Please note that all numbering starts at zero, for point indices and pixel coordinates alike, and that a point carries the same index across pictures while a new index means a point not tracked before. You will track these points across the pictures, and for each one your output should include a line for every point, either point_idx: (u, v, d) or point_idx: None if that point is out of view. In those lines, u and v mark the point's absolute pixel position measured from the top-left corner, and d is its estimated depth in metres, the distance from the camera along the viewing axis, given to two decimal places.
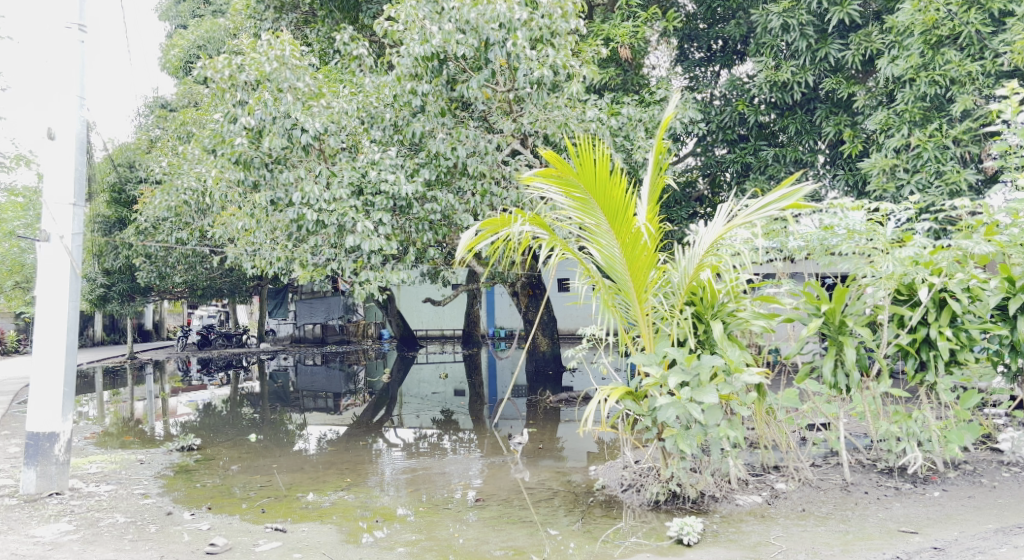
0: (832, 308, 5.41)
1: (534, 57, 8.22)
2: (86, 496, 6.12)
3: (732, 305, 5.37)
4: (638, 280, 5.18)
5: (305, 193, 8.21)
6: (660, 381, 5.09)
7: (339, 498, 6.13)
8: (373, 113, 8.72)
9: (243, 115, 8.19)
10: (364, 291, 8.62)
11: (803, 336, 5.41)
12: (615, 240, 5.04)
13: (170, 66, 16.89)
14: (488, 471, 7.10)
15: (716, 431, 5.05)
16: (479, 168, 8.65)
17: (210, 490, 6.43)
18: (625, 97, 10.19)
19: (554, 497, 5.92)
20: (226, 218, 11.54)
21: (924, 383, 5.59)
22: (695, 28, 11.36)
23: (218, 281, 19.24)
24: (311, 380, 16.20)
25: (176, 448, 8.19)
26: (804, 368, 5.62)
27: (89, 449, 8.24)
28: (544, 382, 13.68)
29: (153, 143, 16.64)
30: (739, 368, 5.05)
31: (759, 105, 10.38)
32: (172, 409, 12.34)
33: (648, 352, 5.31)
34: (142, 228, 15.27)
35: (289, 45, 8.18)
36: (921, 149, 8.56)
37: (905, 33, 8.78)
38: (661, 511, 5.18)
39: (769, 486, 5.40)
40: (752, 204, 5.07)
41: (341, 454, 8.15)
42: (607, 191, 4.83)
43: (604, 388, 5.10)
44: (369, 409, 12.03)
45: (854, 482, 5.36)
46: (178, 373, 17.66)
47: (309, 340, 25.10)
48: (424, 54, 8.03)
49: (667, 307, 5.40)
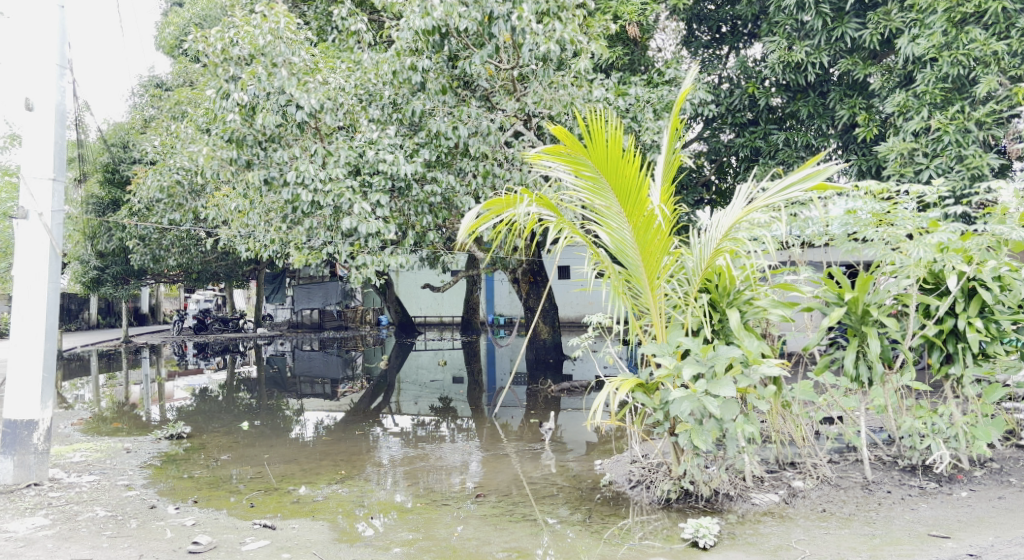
0: (857, 296, 5.07)
1: (541, 31, 7.73)
2: (66, 487, 5.83)
3: (751, 293, 5.06)
4: (649, 265, 4.89)
5: (300, 172, 7.89)
6: (673, 372, 4.76)
7: (332, 492, 5.84)
8: (371, 90, 8.35)
9: (236, 90, 7.90)
10: (361, 276, 8.32)
11: (824, 326, 5.09)
12: (627, 222, 4.73)
13: (165, 44, 16.48)
14: (487, 463, 6.80)
15: (732, 427, 4.73)
16: (480, 149, 8.28)
17: (198, 481, 6.14)
18: (633, 78, 9.93)
19: (558, 493, 5.62)
20: (220, 199, 11.22)
21: (950, 377, 5.27)
22: (703, 8, 11.06)
23: (214, 264, 18.95)
24: (308, 365, 15.93)
25: (165, 436, 7.90)
26: (823, 360, 5.30)
27: (75, 436, 7.95)
28: (545, 370, 13.42)
29: (148, 123, 16.30)
30: (757, 359, 4.73)
31: (769, 87, 10.11)
32: (167, 393, 12.12)
33: (660, 342, 5.00)
34: (137, 210, 14.94)
35: (284, 17, 7.74)
36: (942, 132, 8.24)
37: (927, 11, 8.44)
38: (673, 510, 4.90)
39: (786, 484, 5.12)
40: (772, 185, 4.74)
41: (337, 443, 7.87)
42: (619, 169, 4.54)
43: (615, 380, 4.78)
44: (367, 396, 11.74)
45: (875, 481, 5.08)
46: (174, 357, 17.39)
47: (307, 326, 24.55)
48: (425, 28, 7.62)
49: (681, 294, 5.11)
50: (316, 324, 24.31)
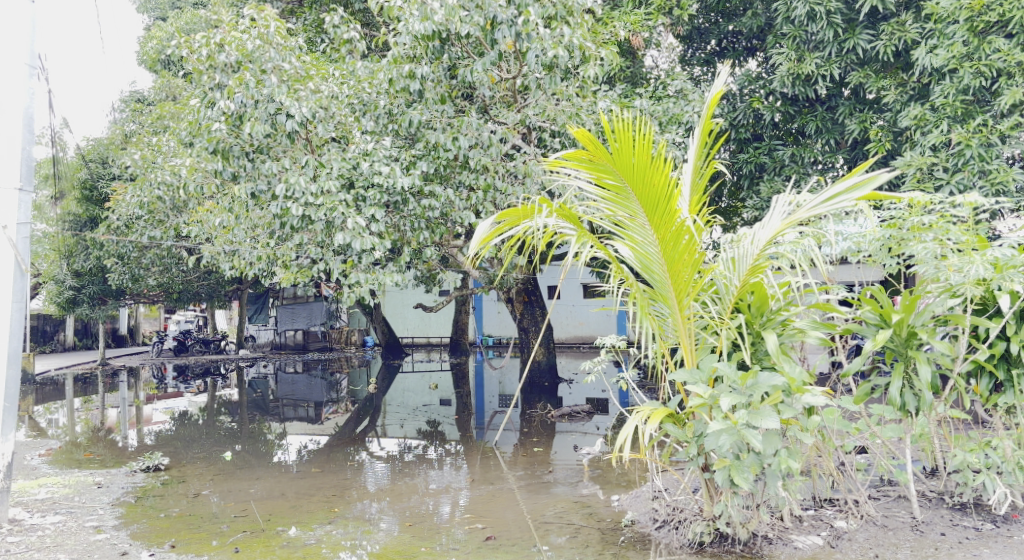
0: (903, 318, 4.61)
1: (548, 35, 7.21)
2: (27, 531, 5.29)
3: (789, 314, 4.63)
4: (678, 283, 4.45)
5: (289, 185, 7.41)
6: (708, 402, 4.28)
7: (325, 533, 5.31)
8: (366, 100, 7.97)
9: (222, 98, 7.41)
10: (353, 295, 7.83)
11: (868, 350, 4.62)
12: (653, 235, 4.29)
13: (149, 58, 16.02)
14: (491, 497, 6.27)
15: (775, 462, 4.24)
16: (481, 161, 7.85)
17: (177, 521, 5.59)
18: (636, 91, 9.58)
19: (575, 533, 5.14)
20: (202, 214, 10.71)
21: (1000, 406, 4.82)
22: (703, 22, 10.76)
23: (195, 285, 18.39)
24: (291, 388, 15.37)
25: (140, 468, 7.33)
26: (865, 389, 4.83)
27: (42, 469, 7.37)
28: (540, 395, 12.95)
29: (129, 138, 15.75)
30: (801, 388, 4.26)
31: (774, 101, 9.78)
32: (145, 417, 11.54)
33: (691, 367, 4.54)
34: (115, 227, 14.41)
35: (274, 22, 7.47)
36: (964, 146, 7.89)
37: (947, 20, 8.16)
38: (707, 555, 4.43)
39: (828, 524, 4.67)
40: (814, 196, 4.29)
41: (326, 473, 7.33)
42: (648, 178, 4.11)
43: (643, 410, 4.30)
44: (353, 419, 11.21)
45: (926, 521, 4.62)
46: (153, 380, 16.81)
47: (290, 347, 23.99)
48: (424, 33, 7.19)
49: (713, 314, 4.66)
50: (300, 345, 23.77)
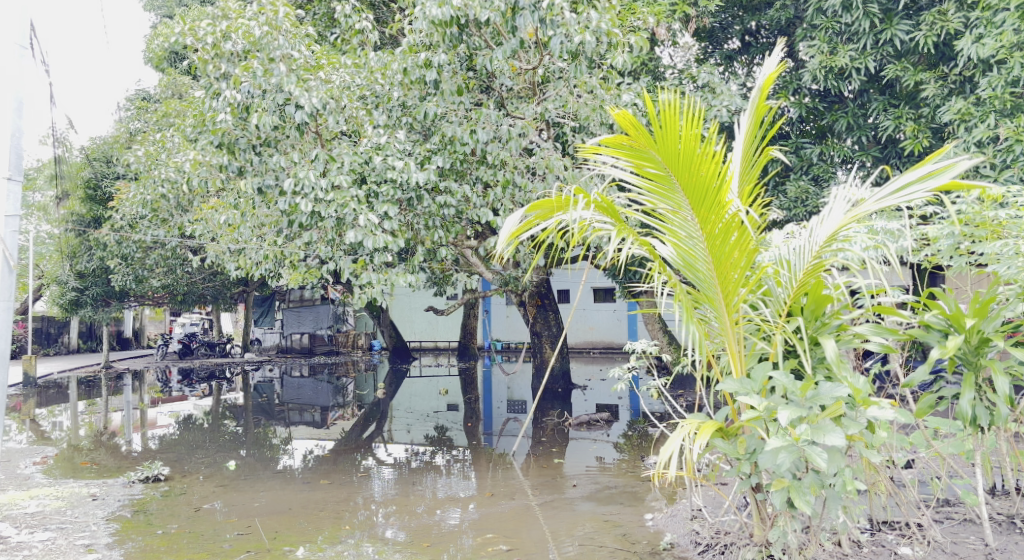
0: (976, 324, 4.15)
1: (575, 20, 6.79)
2: (12, 550, 4.90)
3: (846, 318, 4.19)
4: (726, 284, 4.01)
5: (299, 179, 6.97)
6: (764, 415, 3.83)
7: (336, 554, 4.87)
8: (378, 92, 7.62)
9: (228, 88, 7.01)
10: (365, 296, 7.38)
11: (936, 358, 4.16)
12: (700, 231, 3.86)
13: (154, 55, 15.67)
14: (511, 514, 5.82)
15: (840, 483, 3.80)
16: (499, 156, 7.50)
17: (175, 539, 5.18)
18: (660, 85, 9.18)
19: (609, 557, 4.70)
20: (207, 212, 10.35)
21: None
22: (728, 16, 10.32)
23: (200, 286, 18.01)
24: (297, 392, 14.96)
25: (139, 478, 6.90)
26: (930, 401, 4.37)
27: (36, 479, 6.98)
28: (553, 402, 12.52)
29: (133, 136, 15.35)
30: (867, 400, 3.81)
31: (804, 96, 9.32)
32: (149, 420, 11.15)
33: (740, 377, 4.09)
34: (119, 227, 14.05)
35: (283, 8, 7.03)
36: (1013, 141, 7.48)
37: (995, 9, 7.76)
38: None
39: (890, 552, 4.24)
40: (882, 186, 3.82)
41: (334, 483, 6.89)
42: (695, 167, 3.68)
43: (690, 422, 3.85)
44: (358, 424, 10.78)
45: (1000, 549, 4.17)
46: (157, 383, 16.42)
47: (296, 351, 23.64)
48: (442, 18, 6.72)
49: (764, 317, 4.22)
50: (306, 348, 23.46)
